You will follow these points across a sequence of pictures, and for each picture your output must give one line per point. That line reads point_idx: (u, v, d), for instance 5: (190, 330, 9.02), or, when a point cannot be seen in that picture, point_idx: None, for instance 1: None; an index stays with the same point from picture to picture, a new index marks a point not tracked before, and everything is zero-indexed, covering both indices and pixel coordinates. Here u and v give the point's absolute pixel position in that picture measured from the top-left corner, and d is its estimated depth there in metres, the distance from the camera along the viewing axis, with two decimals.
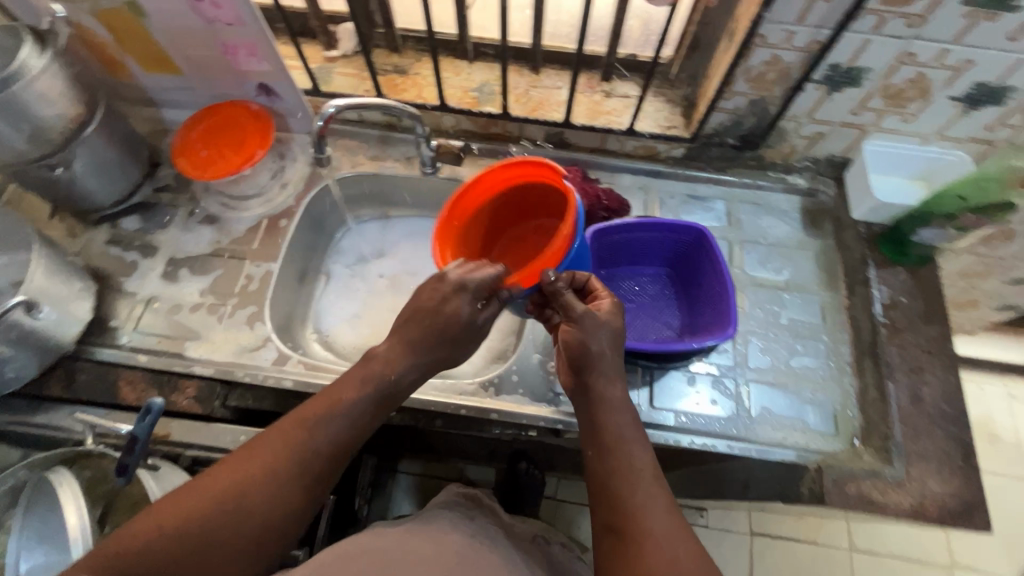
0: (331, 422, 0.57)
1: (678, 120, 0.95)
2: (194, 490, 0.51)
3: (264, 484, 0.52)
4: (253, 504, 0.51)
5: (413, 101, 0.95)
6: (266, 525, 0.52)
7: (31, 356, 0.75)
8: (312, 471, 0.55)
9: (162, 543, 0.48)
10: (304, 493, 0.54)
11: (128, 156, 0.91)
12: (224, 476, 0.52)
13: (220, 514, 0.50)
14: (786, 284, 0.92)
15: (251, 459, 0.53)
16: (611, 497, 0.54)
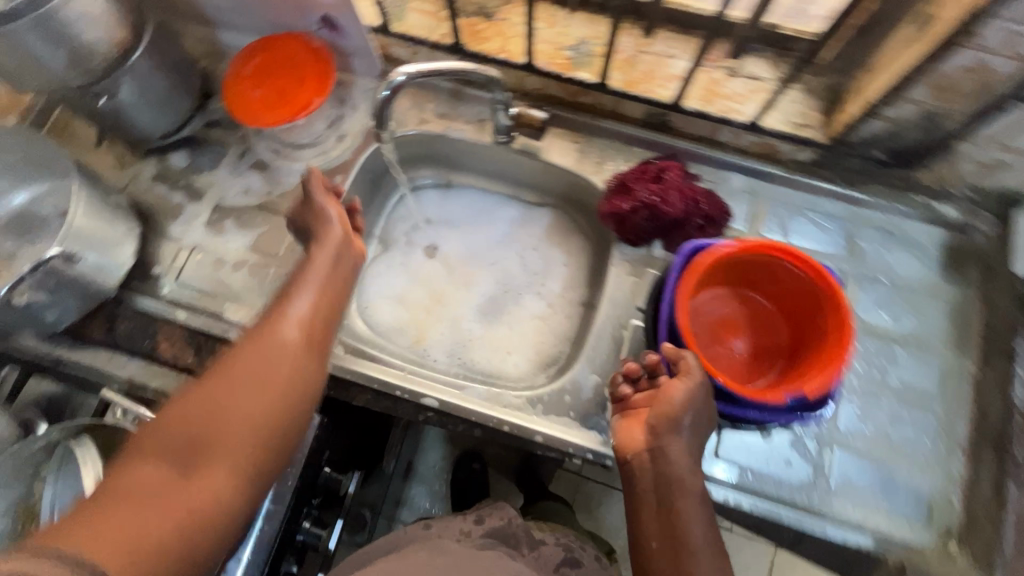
0: (316, 297, 0.61)
1: (815, 118, 0.77)
2: (207, 388, 0.52)
3: (279, 359, 0.54)
4: (272, 373, 0.54)
5: (496, 54, 0.81)
6: (291, 386, 0.54)
7: (71, 301, 0.72)
8: (316, 346, 0.58)
9: (192, 429, 0.49)
10: (312, 355, 0.57)
11: (179, 86, 0.82)
12: (234, 369, 0.53)
13: (236, 393, 0.52)
14: (903, 337, 0.77)
15: (251, 348, 0.55)
16: (655, 502, 0.55)
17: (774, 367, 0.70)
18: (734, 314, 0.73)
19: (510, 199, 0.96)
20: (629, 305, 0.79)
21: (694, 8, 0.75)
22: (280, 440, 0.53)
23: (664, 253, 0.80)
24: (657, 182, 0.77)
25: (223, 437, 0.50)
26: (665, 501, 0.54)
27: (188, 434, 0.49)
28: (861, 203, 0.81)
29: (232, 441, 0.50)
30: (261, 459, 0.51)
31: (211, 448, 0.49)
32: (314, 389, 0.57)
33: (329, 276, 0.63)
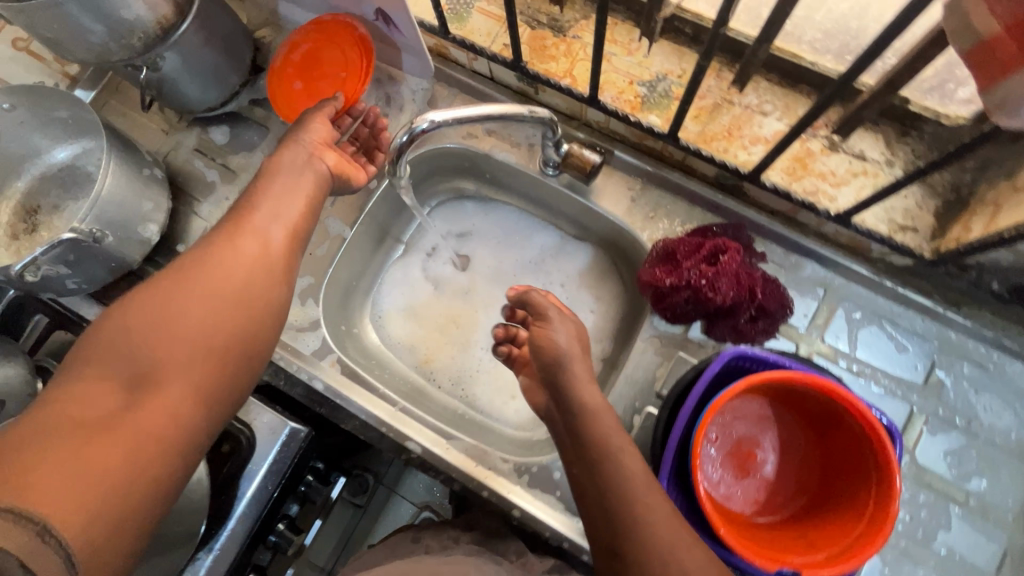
0: (277, 224, 0.60)
1: (924, 221, 0.63)
2: (157, 298, 0.52)
3: (235, 278, 0.55)
4: (225, 284, 0.54)
5: (557, 77, 0.71)
6: (247, 303, 0.55)
7: (94, 272, 0.73)
8: (279, 266, 0.59)
9: (137, 342, 0.50)
10: (275, 276, 0.58)
11: (228, 62, 0.79)
12: (192, 272, 0.54)
13: (194, 309, 0.52)
14: (967, 499, 0.65)
15: (209, 257, 0.56)
16: (620, 537, 0.51)
17: (792, 507, 0.61)
18: (762, 440, 0.63)
19: (552, 226, 0.86)
20: (647, 387, 0.71)
21: (807, 61, 0.63)
22: (232, 350, 0.53)
23: (701, 337, 0.71)
24: (709, 264, 0.66)
25: (168, 346, 0.50)
26: (636, 538, 0.50)
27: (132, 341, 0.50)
28: (956, 327, 0.68)
29: (176, 357, 0.50)
30: (207, 356, 0.51)
31: (156, 360, 0.49)
32: (273, 306, 0.57)
33: (287, 194, 0.63)
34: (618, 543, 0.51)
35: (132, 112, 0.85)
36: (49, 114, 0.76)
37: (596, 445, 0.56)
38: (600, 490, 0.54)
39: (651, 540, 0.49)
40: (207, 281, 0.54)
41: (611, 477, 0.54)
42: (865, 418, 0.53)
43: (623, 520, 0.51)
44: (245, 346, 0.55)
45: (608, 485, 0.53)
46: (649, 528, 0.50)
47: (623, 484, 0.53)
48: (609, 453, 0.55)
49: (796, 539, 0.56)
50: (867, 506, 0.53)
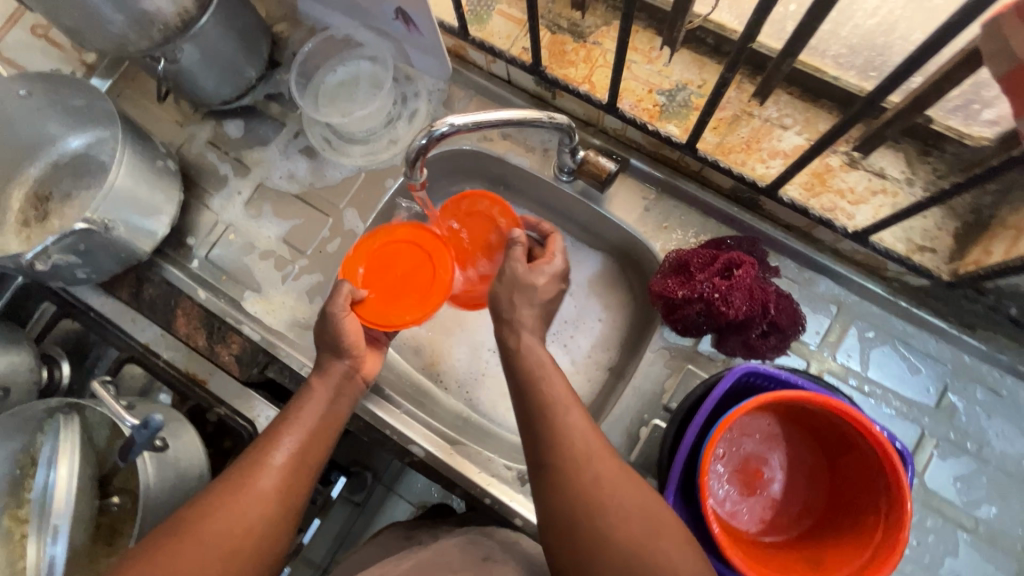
0: (297, 450, 0.56)
1: (943, 242, 0.62)
2: (165, 550, 0.48)
3: (244, 527, 0.51)
4: (237, 537, 0.50)
5: (576, 83, 0.71)
6: (248, 557, 0.51)
7: (103, 261, 0.73)
8: (289, 497, 0.55)
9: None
10: (280, 519, 0.54)
11: (245, 56, 0.79)
12: (199, 524, 0.50)
13: (200, 562, 0.48)
14: (976, 527, 0.63)
15: (224, 501, 0.52)
16: (599, 529, 0.48)
17: (798, 528, 0.60)
18: (768, 458, 0.62)
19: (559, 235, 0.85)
20: (654, 399, 0.70)
21: (830, 75, 0.62)
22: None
23: (711, 350, 0.71)
24: (723, 276, 0.65)
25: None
26: (623, 533, 0.47)
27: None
28: (971, 350, 0.67)
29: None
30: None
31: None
32: (273, 550, 0.53)
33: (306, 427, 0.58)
34: (588, 540, 0.48)
35: (148, 102, 0.85)
36: (65, 102, 0.76)
37: (562, 443, 0.54)
38: (569, 488, 0.51)
39: (636, 531, 0.47)
40: (219, 528, 0.50)
41: (586, 476, 0.51)
42: (877, 443, 0.52)
43: (602, 517, 0.48)
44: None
45: (581, 479, 0.51)
46: (632, 519, 0.48)
47: (596, 476, 0.51)
48: (579, 449, 0.53)
49: (801, 562, 0.55)
50: (876, 532, 0.52)
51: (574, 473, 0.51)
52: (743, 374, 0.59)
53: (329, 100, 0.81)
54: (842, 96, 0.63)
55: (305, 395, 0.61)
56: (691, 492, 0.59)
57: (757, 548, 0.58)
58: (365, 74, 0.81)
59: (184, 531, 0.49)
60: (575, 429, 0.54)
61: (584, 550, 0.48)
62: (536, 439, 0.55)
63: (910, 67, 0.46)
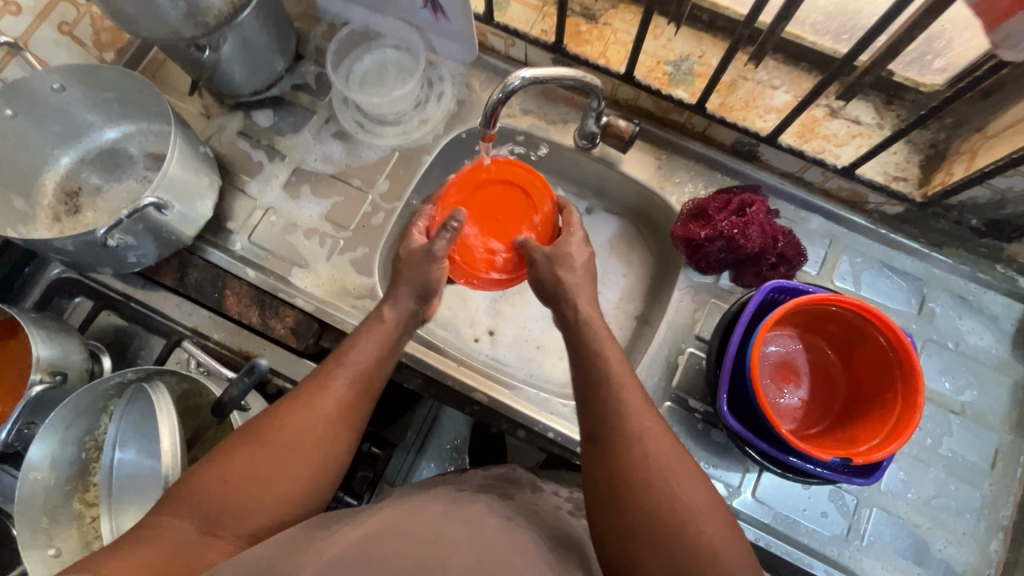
0: (353, 380, 0.62)
1: (912, 172, 0.75)
2: (243, 454, 0.54)
3: (311, 439, 0.57)
4: (304, 448, 0.56)
5: (593, 59, 0.80)
6: (314, 472, 0.56)
7: (154, 245, 0.75)
8: (350, 417, 0.60)
9: (223, 489, 0.52)
10: (341, 436, 0.59)
11: (277, 47, 0.83)
12: (270, 432, 0.56)
13: (273, 466, 0.54)
14: (962, 409, 0.75)
15: (292, 415, 0.58)
16: (641, 501, 0.51)
17: (829, 419, 0.70)
18: (798, 363, 0.72)
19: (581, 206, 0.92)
20: (687, 331, 0.79)
21: (809, 41, 0.73)
22: (301, 512, 0.56)
23: (730, 285, 0.80)
24: (738, 216, 0.75)
25: (242, 506, 0.52)
26: (667, 512, 0.49)
27: (222, 491, 0.52)
28: (939, 265, 0.80)
29: (251, 511, 0.52)
30: (276, 523, 0.54)
31: (236, 513, 0.52)
32: (338, 465, 0.59)
33: (364, 353, 0.64)
34: (631, 511, 0.50)
35: (174, 97, 0.87)
36: (99, 95, 0.77)
37: (621, 422, 0.55)
38: (623, 465, 0.53)
39: (678, 507, 0.50)
40: (289, 439, 0.56)
41: (636, 455, 0.53)
42: (889, 331, 0.62)
43: (647, 493, 0.51)
44: (313, 500, 0.57)
45: (632, 457, 0.53)
46: (676, 498, 0.50)
47: (647, 456, 0.53)
48: (634, 429, 0.54)
49: (839, 442, 0.65)
50: (896, 403, 0.62)
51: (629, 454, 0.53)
52: (772, 290, 0.68)
53: (359, 86, 0.86)
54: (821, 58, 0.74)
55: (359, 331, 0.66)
56: (740, 399, 0.67)
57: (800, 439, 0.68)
58: (391, 61, 0.87)
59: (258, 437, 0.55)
60: (635, 413, 0.56)
61: (629, 523, 0.50)
62: (605, 417, 0.56)
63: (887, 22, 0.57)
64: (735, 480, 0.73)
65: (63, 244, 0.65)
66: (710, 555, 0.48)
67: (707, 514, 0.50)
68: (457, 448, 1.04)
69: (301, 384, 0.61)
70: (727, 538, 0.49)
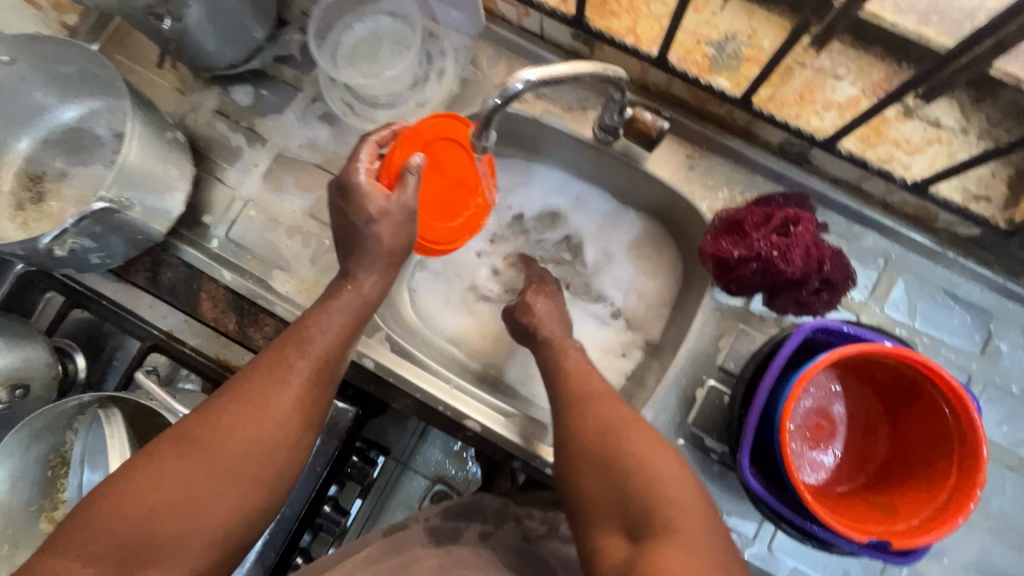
0: (315, 373, 0.51)
1: (997, 189, 0.63)
2: (170, 475, 0.44)
3: (259, 450, 0.47)
4: (251, 462, 0.47)
5: (620, 36, 0.67)
6: (261, 489, 0.48)
7: (119, 245, 0.68)
8: (307, 420, 0.51)
9: (147, 519, 0.43)
10: (297, 444, 0.50)
11: (254, 13, 0.71)
12: (207, 446, 0.46)
13: (212, 486, 0.45)
14: (1019, 465, 0.66)
15: (232, 422, 0.47)
16: (586, 443, 0.53)
17: (862, 476, 0.61)
18: (833, 408, 0.63)
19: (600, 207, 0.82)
20: (708, 360, 0.70)
21: (887, 22, 0.58)
22: (247, 534, 0.48)
23: (762, 309, 0.70)
24: (780, 235, 0.64)
25: (173, 538, 0.43)
26: (605, 445, 0.52)
27: (144, 521, 0.43)
28: (1013, 297, 0.68)
29: (185, 543, 0.44)
30: (218, 550, 0.46)
31: (163, 547, 0.43)
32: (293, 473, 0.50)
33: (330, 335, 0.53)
34: (578, 454, 0.53)
35: (143, 68, 0.77)
36: (53, 69, 0.68)
37: (574, 382, 0.60)
38: (573, 414, 0.56)
39: (614, 439, 0.52)
40: (232, 450, 0.46)
41: (580, 407, 0.56)
42: (951, 393, 0.53)
43: (588, 434, 0.53)
44: (262, 517, 0.49)
45: (578, 409, 0.56)
46: (613, 435, 0.52)
47: (591, 405, 0.56)
48: (582, 387, 0.58)
49: (873, 509, 0.57)
50: (950, 475, 0.53)
51: (579, 408, 0.56)
52: (813, 331, 0.58)
53: (347, 61, 0.75)
54: (901, 45, 0.61)
55: (325, 307, 0.55)
56: (764, 452, 0.59)
57: (827, 498, 0.60)
58: (385, 31, 0.75)
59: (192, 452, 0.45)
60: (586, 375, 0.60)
61: (577, 465, 0.53)
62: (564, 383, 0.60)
63: None
64: (750, 529, 0.66)
65: (10, 249, 0.58)
66: (648, 479, 0.48)
67: (646, 444, 0.51)
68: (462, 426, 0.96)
69: (245, 377, 0.50)
70: (667, 463, 0.49)
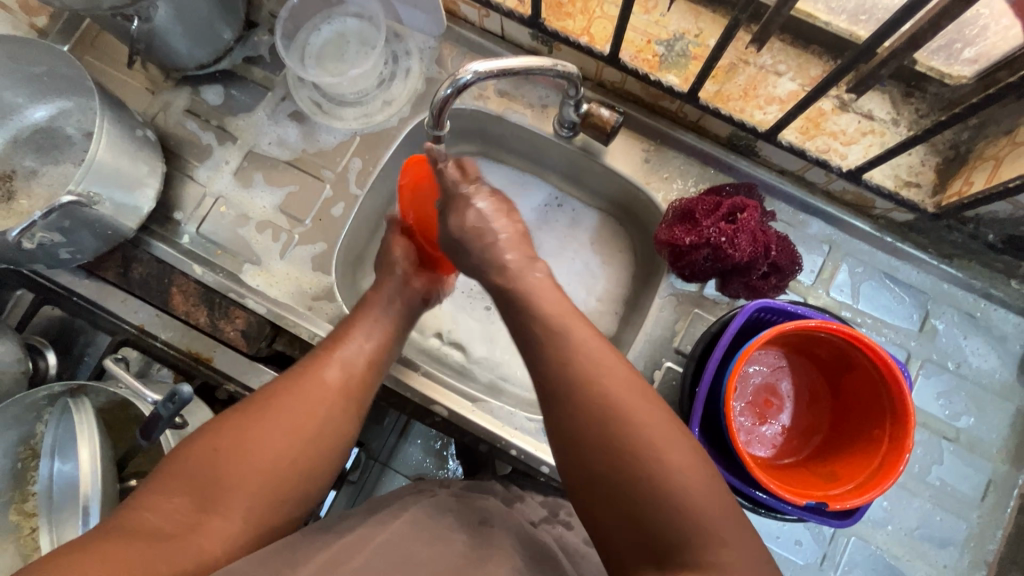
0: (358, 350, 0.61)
1: (927, 177, 0.67)
2: (236, 423, 0.51)
3: (312, 405, 0.54)
4: (307, 415, 0.54)
5: (575, 36, 0.71)
6: (314, 445, 0.53)
7: (89, 241, 0.69)
8: (352, 391, 0.58)
9: (218, 457, 0.49)
10: (345, 408, 0.57)
11: (222, 15, 0.74)
12: (267, 401, 0.54)
13: (274, 436, 0.51)
14: (957, 435, 0.70)
15: (290, 385, 0.56)
16: (602, 454, 0.42)
17: (808, 449, 0.65)
18: (780, 385, 0.66)
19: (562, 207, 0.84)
20: (665, 343, 0.73)
21: (822, 21, 0.63)
22: (301, 485, 0.52)
23: (715, 294, 0.74)
24: (728, 222, 0.68)
25: (239, 475, 0.48)
26: (630, 464, 0.41)
27: (213, 459, 0.49)
28: (946, 278, 0.73)
29: (248, 481, 0.49)
30: (277, 492, 0.50)
31: (232, 488, 0.48)
32: (342, 435, 0.56)
33: (371, 325, 0.64)
34: (593, 466, 0.42)
35: (113, 69, 0.79)
36: (22, 69, 0.69)
37: (569, 363, 0.45)
38: (577, 413, 0.43)
39: (648, 462, 0.40)
40: (289, 408, 0.53)
41: (593, 401, 0.43)
42: (882, 364, 0.56)
43: (610, 444, 0.42)
44: (316, 472, 0.53)
45: (587, 406, 0.43)
46: (644, 452, 0.41)
47: (605, 400, 0.43)
48: (588, 365, 0.45)
49: (817, 477, 0.60)
50: (882, 443, 0.57)
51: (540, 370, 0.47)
52: (757, 311, 0.61)
53: (315, 62, 0.77)
54: (833, 40, 0.65)
55: (366, 302, 0.66)
56: (713, 430, 0.62)
57: (776, 470, 0.63)
58: (352, 33, 0.78)
59: (258, 408, 0.52)
60: (588, 343, 0.46)
61: (590, 478, 0.42)
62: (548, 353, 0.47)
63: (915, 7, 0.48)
64: None
65: None
66: (687, 509, 0.39)
67: (683, 463, 0.40)
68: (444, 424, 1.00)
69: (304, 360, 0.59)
70: (706, 486, 0.40)
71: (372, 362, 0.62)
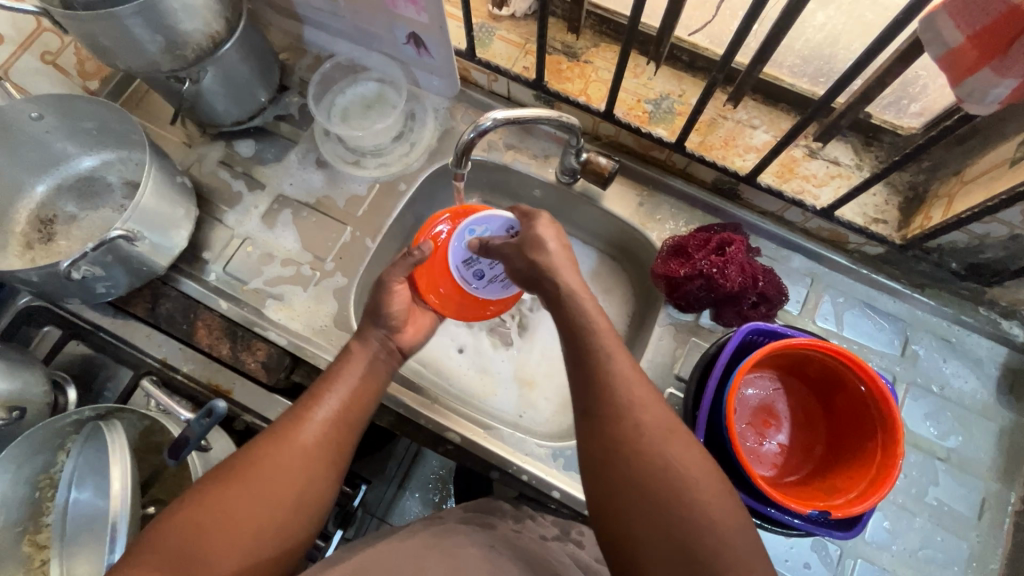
0: (337, 411, 0.57)
1: (891, 214, 0.76)
2: (216, 495, 0.49)
3: (289, 476, 0.52)
4: (284, 487, 0.51)
5: (575, 95, 0.81)
6: (293, 510, 0.51)
7: (123, 277, 0.73)
8: (331, 454, 0.55)
9: (195, 534, 0.47)
10: (326, 471, 0.54)
11: (260, 80, 0.83)
12: (248, 468, 0.51)
13: (250, 509, 0.49)
14: (947, 455, 0.73)
15: (269, 451, 0.53)
16: (639, 483, 0.46)
17: (808, 466, 0.68)
18: (779, 406, 0.70)
19: None
20: (666, 370, 0.78)
21: (787, 82, 0.74)
22: (281, 552, 0.50)
23: (711, 323, 0.79)
24: (718, 255, 0.74)
25: (215, 551, 0.47)
26: (657, 479, 0.46)
27: (193, 536, 0.47)
28: (921, 306, 0.79)
29: (227, 557, 0.47)
30: (251, 569, 0.48)
31: (210, 563, 0.46)
32: (322, 499, 0.54)
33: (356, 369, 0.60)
34: (626, 482, 0.47)
35: (157, 126, 0.88)
36: (77, 124, 0.76)
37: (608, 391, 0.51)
38: (611, 434, 0.49)
39: (675, 481, 0.45)
40: (265, 477, 0.51)
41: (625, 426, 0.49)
42: (870, 379, 0.61)
43: (643, 458, 0.47)
44: (295, 540, 0.51)
45: (625, 436, 0.48)
46: (675, 473, 0.46)
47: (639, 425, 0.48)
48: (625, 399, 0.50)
49: (820, 490, 0.63)
50: (876, 452, 0.60)
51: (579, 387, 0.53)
52: (749, 332, 0.66)
53: (341, 119, 0.86)
54: (798, 99, 0.75)
55: (346, 357, 0.61)
56: (717, 446, 0.65)
57: (779, 488, 0.66)
58: (374, 94, 0.88)
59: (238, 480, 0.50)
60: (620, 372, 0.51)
61: (619, 496, 0.47)
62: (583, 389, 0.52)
63: (858, 70, 0.57)
64: None
65: (27, 275, 0.63)
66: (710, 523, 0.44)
67: (706, 480, 0.46)
68: (442, 477, 1.00)
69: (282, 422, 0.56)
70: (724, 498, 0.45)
71: (355, 423, 0.58)
